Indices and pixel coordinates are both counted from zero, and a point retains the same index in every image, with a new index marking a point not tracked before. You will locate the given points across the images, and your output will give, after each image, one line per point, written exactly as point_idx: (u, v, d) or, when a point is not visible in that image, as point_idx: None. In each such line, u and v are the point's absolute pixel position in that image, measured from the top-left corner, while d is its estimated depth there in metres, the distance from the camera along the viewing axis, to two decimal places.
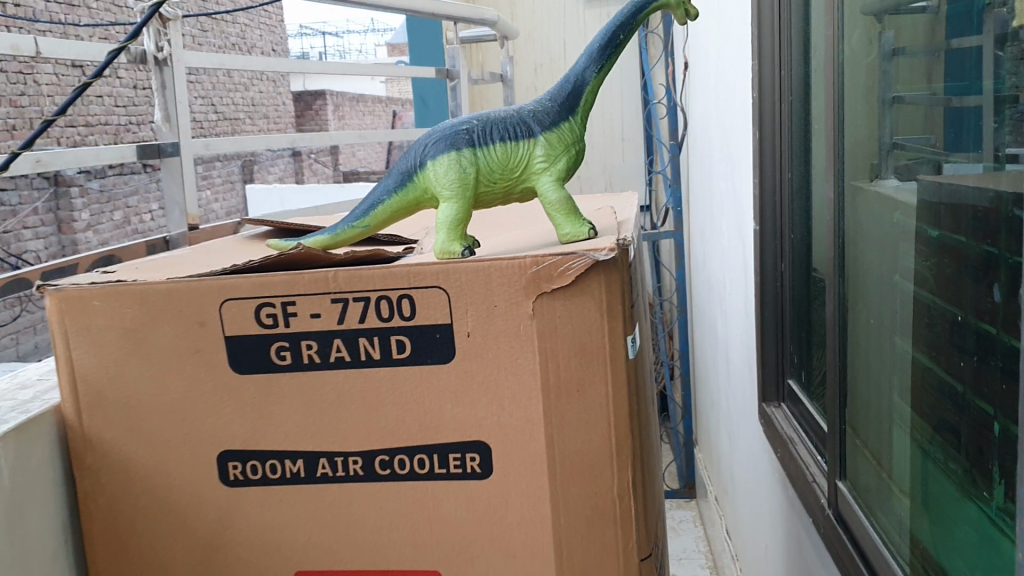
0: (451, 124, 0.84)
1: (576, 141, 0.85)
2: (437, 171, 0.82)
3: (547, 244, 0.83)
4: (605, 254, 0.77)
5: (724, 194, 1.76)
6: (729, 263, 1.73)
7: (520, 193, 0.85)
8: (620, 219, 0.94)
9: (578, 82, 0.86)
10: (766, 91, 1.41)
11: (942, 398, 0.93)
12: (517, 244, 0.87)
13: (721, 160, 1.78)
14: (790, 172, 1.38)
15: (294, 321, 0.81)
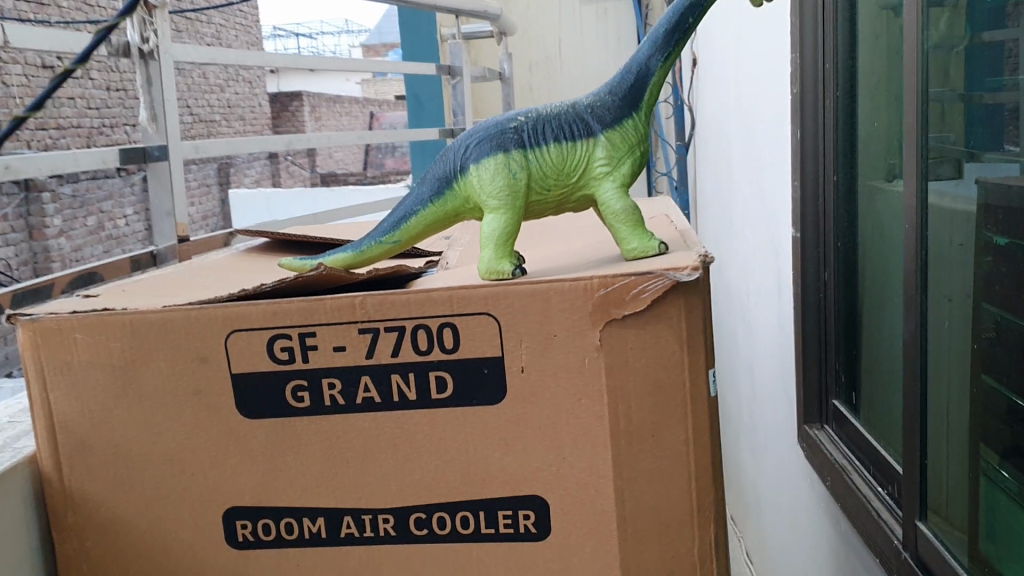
0: (495, 121, 0.72)
1: (641, 141, 0.73)
2: (481, 176, 0.70)
3: (608, 262, 0.71)
4: (689, 273, 0.65)
5: (748, 198, 1.64)
6: (755, 272, 1.61)
7: (576, 202, 0.73)
8: (682, 229, 0.82)
9: (641, 72, 0.73)
10: (807, 82, 1.27)
11: (1018, 425, 0.82)
12: (569, 262, 0.75)
13: (743, 160, 1.66)
14: (834, 174, 1.24)
15: (314, 355, 0.69)
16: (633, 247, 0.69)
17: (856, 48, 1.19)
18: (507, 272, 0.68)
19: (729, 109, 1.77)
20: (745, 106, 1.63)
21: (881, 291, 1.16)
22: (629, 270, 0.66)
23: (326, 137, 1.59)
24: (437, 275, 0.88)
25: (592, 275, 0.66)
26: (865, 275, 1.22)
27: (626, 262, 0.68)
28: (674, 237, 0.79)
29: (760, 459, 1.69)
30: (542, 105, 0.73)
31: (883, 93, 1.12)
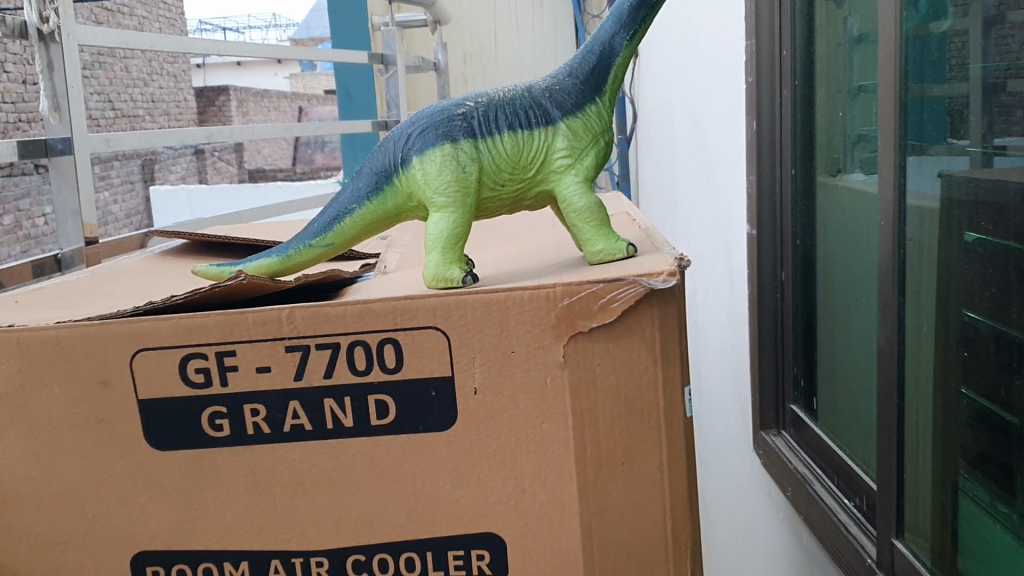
0: (440, 108, 0.63)
1: (605, 130, 0.65)
2: (426, 170, 0.61)
3: (570, 268, 0.63)
4: (666, 278, 0.57)
5: (696, 194, 1.57)
6: (705, 270, 1.54)
7: (533, 199, 0.64)
8: (646, 229, 0.75)
9: (604, 53, 0.66)
10: (762, 71, 1.19)
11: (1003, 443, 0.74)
12: (525, 268, 0.67)
13: (690, 155, 1.59)
14: (792, 168, 1.18)
15: (234, 377, 0.60)
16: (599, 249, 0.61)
17: (814, 33, 1.12)
18: (457, 280, 0.59)
19: (675, 101, 1.70)
20: (693, 98, 1.56)
21: (843, 291, 1.09)
22: (597, 276, 0.58)
23: (251, 130, 1.49)
24: (374, 282, 0.79)
25: (555, 281, 0.58)
26: (824, 274, 1.15)
27: (591, 268, 0.60)
28: (641, 239, 0.71)
29: (709, 464, 1.63)
30: (492, 89, 0.65)
31: (841, 81, 1.06)
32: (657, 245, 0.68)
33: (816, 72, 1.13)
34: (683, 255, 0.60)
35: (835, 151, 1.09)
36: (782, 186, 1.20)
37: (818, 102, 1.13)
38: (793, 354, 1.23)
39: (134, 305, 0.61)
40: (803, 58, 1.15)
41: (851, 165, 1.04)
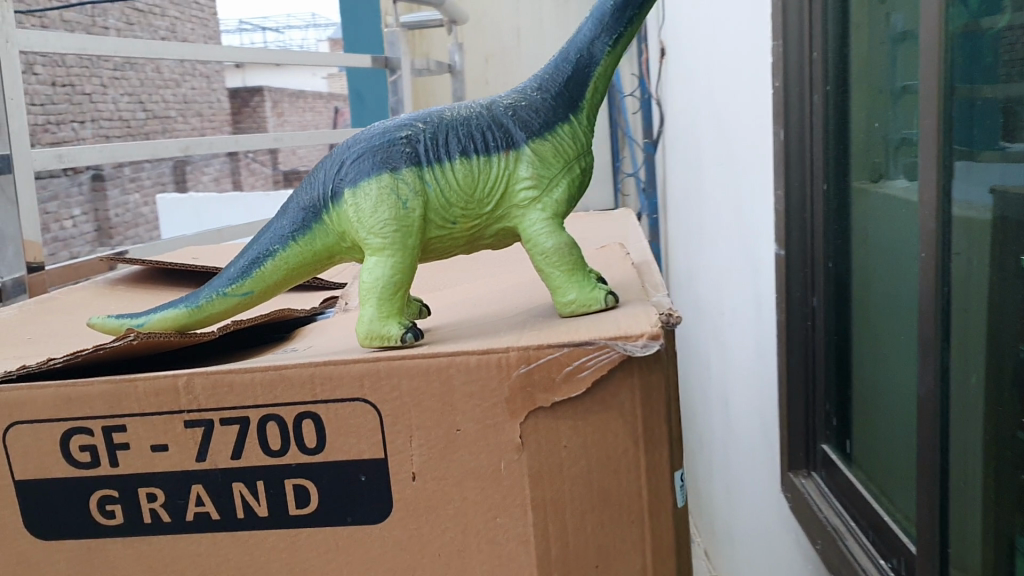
0: (379, 129, 0.52)
1: (579, 153, 0.54)
2: (359, 205, 0.50)
3: (538, 323, 0.52)
4: (643, 344, 0.45)
5: (723, 206, 1.44)
6: (732, 290, 1.42)
7: (493, 236, 0.54)
8: (641, 268, 0.64)
9: (582, 61, 0.54)
10: (791, 77, 1.07)
11: None
12: (490, 320, 0.56)
13: (717, 164, 1.47)
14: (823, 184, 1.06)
15: (126, 457, 0.49)
16: (569, 299, 0.51)
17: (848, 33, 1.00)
18: (393, 336, 0.49)
19: (703, 105, 1.57)
20: (720, 103, 1.43)
21: (879, 323, 0.97)
22: (562, 338, 0.47)
23: (238, 138, 1.39)
24: (330, 323, 0.68)
25: (508, 344, 0.47)
26: (860, 303, 1.02)
27: (559, 327, 0.50)
28: (632, 281, 0.60)
29: (735, 498, 1.51)
30: (444, 105, 0.54)
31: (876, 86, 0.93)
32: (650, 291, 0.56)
33: (850, 76, 1.00)
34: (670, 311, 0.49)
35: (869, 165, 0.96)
36: (813, 204, 1.08)
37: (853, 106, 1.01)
38: (825, 387, 1.11)
39: (13, 368, 0.51)
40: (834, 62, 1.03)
41: (892, 178, 0.90)
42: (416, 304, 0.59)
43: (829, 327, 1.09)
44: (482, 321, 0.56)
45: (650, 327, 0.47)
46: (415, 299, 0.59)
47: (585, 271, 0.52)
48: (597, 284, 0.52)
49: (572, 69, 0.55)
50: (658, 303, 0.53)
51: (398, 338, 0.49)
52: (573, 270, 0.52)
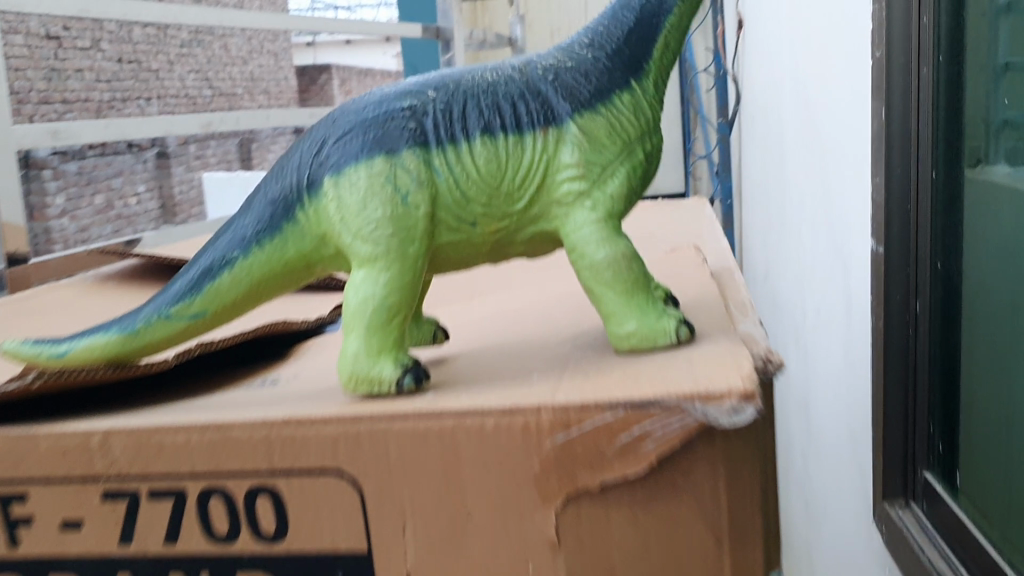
0: (372, 98, 0.39)
1: (640, 134, 0.40)
2: (343, 198, 0.37)
3: (583, 363, 0.38)
4: (732, 406, 0.31)
5: (810, 194, 1.26)
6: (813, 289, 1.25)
7: (529, 243, 0.40)
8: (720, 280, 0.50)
9: (649, 10, 0.41)
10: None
11: None
12: (524, 355, 0.42)
13: (801, 146, 1.28)
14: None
15: (30, 533, 0.37)
16: (628, 330, 0.38)
17: None
18: (387, 377, 0.36)
19: (788, 76, 1.38)
20: (806, 79, 1.24)
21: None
22: (615, 391, 0.33)
23: (268, 114, 1.26)
24: (332, 343, 0.55)
25: (540, 398, 0.33)
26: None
27: (612, 372, 0.36)
28: (713, 299, 0.46)
29: (816, 521, 1.35)
30: (464, 69, 0.41)
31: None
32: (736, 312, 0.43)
33: None
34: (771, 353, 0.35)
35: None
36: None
37: None
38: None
39: None
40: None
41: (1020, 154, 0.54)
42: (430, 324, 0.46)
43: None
44: (515, 352, 0.43)
45: (743, 379, 0.33)
46: (428, 320, 0.46)
47: (643, 291, 0.39)
48: (665, 309, 0.38)
49: (632, 21, 0.41)
50: (749, 338, 0.39)
51: (393, 380, 0.36)
52: (631, 294, 0.38)
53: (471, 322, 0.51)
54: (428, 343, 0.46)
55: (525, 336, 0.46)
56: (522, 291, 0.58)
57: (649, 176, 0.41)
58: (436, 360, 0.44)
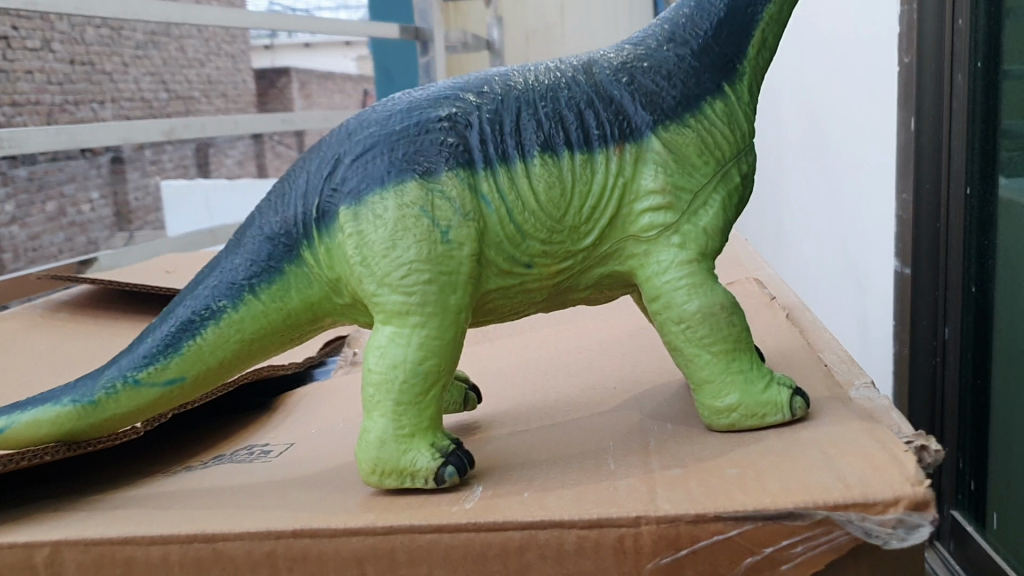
0: (405, 103, 0.42)
1: (734, 149, 0.44)
2: (375, 230, 0.39)
3: (686, 455, 0.40)
4: (900, 515, 0.33)
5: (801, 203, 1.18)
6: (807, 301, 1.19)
7: (608, 280, 0.45)
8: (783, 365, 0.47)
9: (714, 34, 0.45)
10: (927, 46, 0.77)
11: None
12: (599, 439, 0.43)
13: (792, 151, 1.20)
14: (964, 186, 0.75)
15: None
16: (730, 403, 0.42)
17: (1003, 20, 0.68)
18: (426, 468, 0.39)
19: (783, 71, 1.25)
20: (798, 77, 1.15)
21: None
22: (732, 497, 0.34)
23: (238, 119, 1.18)
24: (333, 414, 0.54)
25: (635, 508, 0.34)
26: (1003, 343, 0.73)
27: (709, 467, 0.38)
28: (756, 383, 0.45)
29: None
30: (524, 67, 0.45)
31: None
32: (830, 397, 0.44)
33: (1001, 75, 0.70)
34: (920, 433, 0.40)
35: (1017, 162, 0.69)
36: (949, 211, 0.78)
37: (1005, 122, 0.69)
38: (954, 440, 0.80)
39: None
40: (986, 18, 0.71)
41: None
42: (461, 387, 0.52)
43: (965, 367, 0.79)
44: (562, 451, 0.42)
45: (907, 483, 0.34)
46: (458, 388, 0.51)
47: (744, 351, 0.43)
48: (772, 379, 0.42)
49: (715, 22, 0.45)
50: (816, 436, 0.40)
51: (430, 471, 0.39)
52: (731, 358, 0.43)
53: (514, 408, 0.52)
54: (458, 404, 0.51)
55: (557, 435, 0.45)
56: (545, 379, 0.58)
57: (743, 193, 0.45)
58: (511, 444, 0.44)
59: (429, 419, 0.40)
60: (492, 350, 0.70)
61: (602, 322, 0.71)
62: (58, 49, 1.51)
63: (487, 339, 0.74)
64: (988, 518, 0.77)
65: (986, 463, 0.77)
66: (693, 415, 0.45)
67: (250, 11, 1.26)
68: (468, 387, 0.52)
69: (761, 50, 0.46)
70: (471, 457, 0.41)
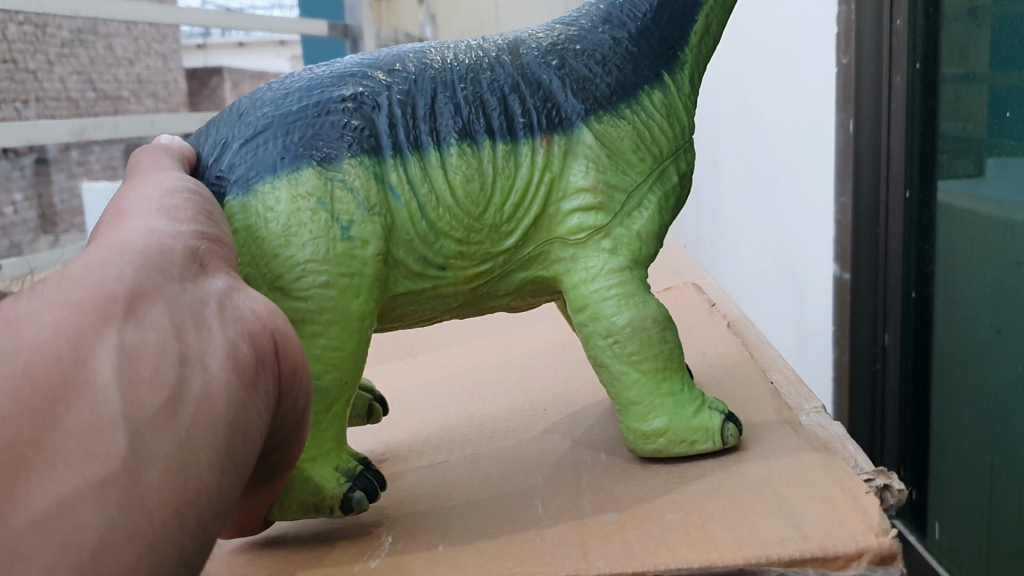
0: (306, 80, 0.39)
1: (672, 144, 0.43)
2: (270, 224, 0.36)
3: (621, 495, 0.42)
4: (864, 568, 0.36)
5: (732, 202, 1.17)
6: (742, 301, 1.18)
7: (528, 281, 0.43)
8: (763, 416, 0.49)
9: (650, 21, 0.43)
10: (864, 46, 0.73)
11: None
12: (532, 476, 0.46)
13: (724, 147, 1.19)
14: (903, 190, 0.73)
15: None
16: (658, 428, 0.42)
17: (945, 20, 0.66)
18: (335, 493, 0.38)
19: (718, 62, 1.21)
20: (732, 74, 1.13)
21: (1000, 349, 0.64)
22: (673, 548, 0.37)
23: (155, 118, 1.13)
24: None
25: (575, 566, 0.37)
26: (944, 353, 0.72)
27: (660, 510, 0.40)
28: None
29: None
30: (442, 44, 0.42)
31: (984, 69, 0.62)
32: (760, 429, 0.47)
33: (945, 76, 0.67)
34: (885, 472, 0.42)
35: (956, 165, 0.67)
36: (888, 216, 0.75)
37: (947, 125, 0.68)
38: (896, 454, 0.78)
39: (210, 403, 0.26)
40: (927, 16, 0.68)
41: None
42: (366, 399, 0.52)
43: (906, 374, 0.76)
44: (481, 496, 0.44)
45: (878, 534, 0.37)
46: (364, 396, 0.52)
47: (674, 371, 0.42)
48: (704, 404, 0.42)
49: (655, 6, 0.44)
50: (752, 477, 0.42)
51: (338, 497, 0.38)
52: (661, 379, 0.42)
53: (443, 438, 0.53)
54: (364, 415, 0.52)
55: (479, 477, 0.47)
56: (469, 405, 0.58)
57: (682, 191, 0.44)
58: (449, 480, 0.47)
59: (331, 439, 0.39)
60: (416, 367, 0.70)
61: (525, 340, 0.72)
62: (69, 77, 1.18)
63: (406, 356, 0.73)
64: (931, 527, 0.76)
65: (930, 473, 0.75)
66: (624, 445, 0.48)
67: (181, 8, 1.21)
68: (373, 400, 0.53)
69: (704, 37, 0.45)
70: (378, 478, 0.41)
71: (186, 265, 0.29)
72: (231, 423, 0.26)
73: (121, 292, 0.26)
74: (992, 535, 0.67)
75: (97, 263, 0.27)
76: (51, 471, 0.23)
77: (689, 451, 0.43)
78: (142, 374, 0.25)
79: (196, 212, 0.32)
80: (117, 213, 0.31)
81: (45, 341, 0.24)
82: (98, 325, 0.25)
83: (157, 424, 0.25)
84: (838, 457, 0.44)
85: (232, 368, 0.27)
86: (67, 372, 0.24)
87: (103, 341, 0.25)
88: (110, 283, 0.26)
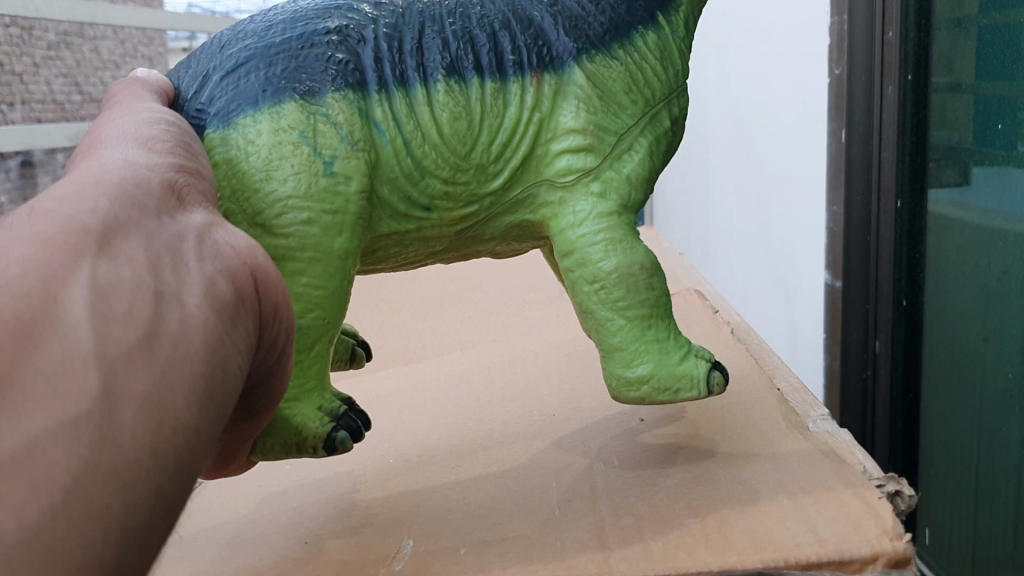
0: (291, 13, 0.38)
1: (665, 88, 0.42)
2: (248, 154, 0.35)
3: (636, 499, 0.43)
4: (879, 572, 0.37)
5: (723, 208, 1.17)
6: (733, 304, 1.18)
7: (513, 225, 0.42)
8: (771, 421, 0.49)
9: None
10: (856, 57, 0.69)
11: None
12: (545, 480, 0.46)
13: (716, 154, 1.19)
14: (894, 199, 0.70)
15: None
16: (642, 375, 0.40)
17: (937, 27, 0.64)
18: (318, 433, 0.37)
19: (709, 67, 1.21)
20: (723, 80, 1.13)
21: (987, 358, 0.64)
22: (693, 552, 0.38)
23: None
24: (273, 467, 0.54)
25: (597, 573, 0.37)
26: (938, 359, 0.70)
27: (678, 513, 0.41)
28: (686, 443, 0.48)
29: None
30: None
31: (969, 79, 0.62)
32: (768, 436, 0.48)
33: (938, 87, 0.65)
34: (895, 478, 0.43)
35: (943, 174, 0.66)
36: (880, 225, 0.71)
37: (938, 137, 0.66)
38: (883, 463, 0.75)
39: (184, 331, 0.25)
40: (919, 29, 0.66)
41: None
42: (348, 343, 0.51)
43: (897, 381, 0.73)
44: (496, 500, 0.45)
45: (893, 537, 0.38)
46: (344, 338, 0.51)
47: (660, 319, 0.41)
48: (687, 352, 0.41)
49: None
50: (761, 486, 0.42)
51: (321, 436, 0.37)
52: (646, 326, 0.41)
53: (451, 441, 0.53)
54: (345, 360, 0.51)
55: (492, 481, 0.47)
56: (476, 409, 0.58)
57: (675, 137, 0.44)
58: (463, 484, 0.47)
59: (315, 376, 0.38)
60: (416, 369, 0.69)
61: (526, 343, 0.71)
62: (55, 78, 0.95)
63: (408, 361, 0.73)
64: (920, 531, 0.75)
65: (919, 478, 0.74)
66: (635, 452, 0.48)
67: (172, 13, 1.19)
68: (355, 345, 0.52)
69: None
70: (363, 417, 0.40)
71: (162, 198, 0.28)
72: (208, 364, 0.25)
73: (94, 227, 0.25)
74: (978, 540, 0.67)
75: (70, 197, 0.26)
76: (21, 412, 0.22)
77: (671, 401, 0.41)
78: (115, 311, 0.24)
79: (174, 143, 0.32)
80: (91, 145, 0.31)
81: (13, 278, 0.23)
82: (69, 260, 0.24)
83: (130, 359, 0.24)
84: (846, 462, 0.44)
85: (210, 306, 0.26)
86: (36, 309, 0.23)
87: (74, 276, 0.24)
88: (85, 219, 0.26)
